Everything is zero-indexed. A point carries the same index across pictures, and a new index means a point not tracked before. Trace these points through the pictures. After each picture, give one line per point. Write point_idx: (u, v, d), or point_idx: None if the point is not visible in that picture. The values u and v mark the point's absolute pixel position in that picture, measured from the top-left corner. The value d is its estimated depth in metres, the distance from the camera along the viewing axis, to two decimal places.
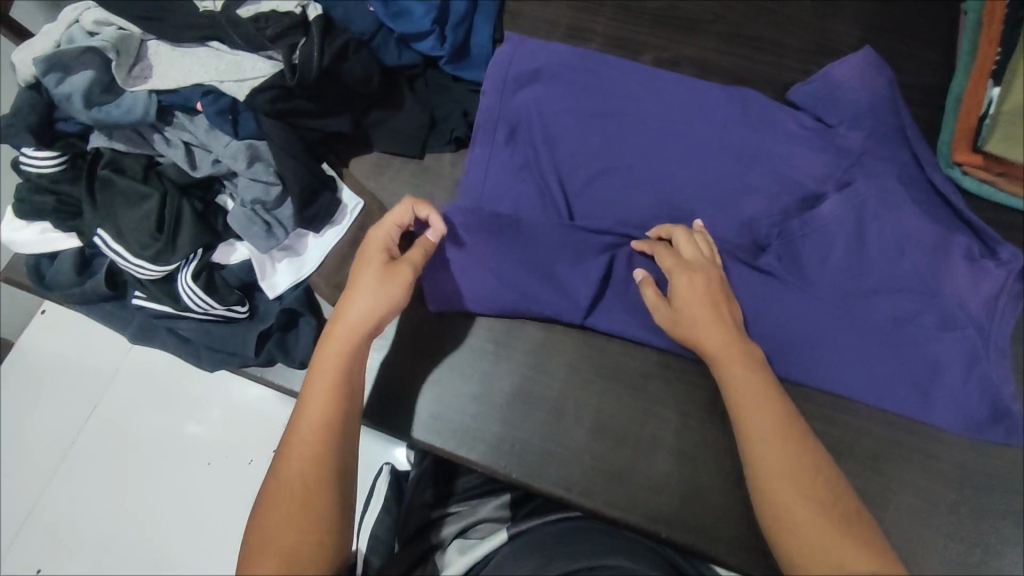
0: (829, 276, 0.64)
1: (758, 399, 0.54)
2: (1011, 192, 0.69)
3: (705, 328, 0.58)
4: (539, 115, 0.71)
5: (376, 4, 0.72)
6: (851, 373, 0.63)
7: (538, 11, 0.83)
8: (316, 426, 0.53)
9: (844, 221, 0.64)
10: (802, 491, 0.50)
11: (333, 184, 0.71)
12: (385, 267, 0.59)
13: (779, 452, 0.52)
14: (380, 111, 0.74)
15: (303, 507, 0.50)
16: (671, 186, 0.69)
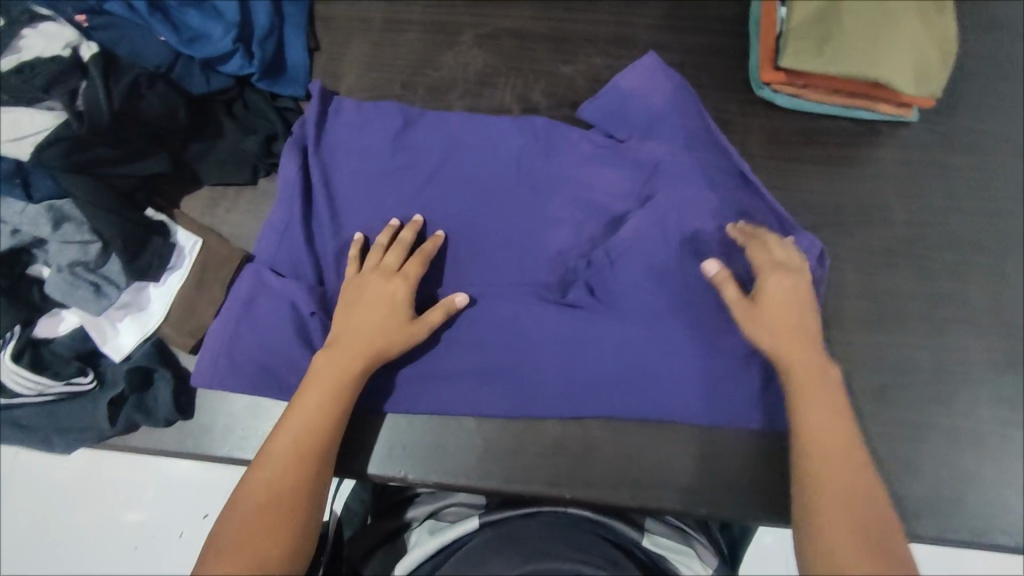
0: (639, 303, 0.65)
1: (839, 449, 0.54)
2: (816, 99, 0.73)
3: (794, 325, 0.59)
4: (331, 191, 0.69)
5: (166, 33, 0.69)
6: (662, 384, 0.64)
7: (348, 12, 0.81)
8: (302, 441, 0.56)
9: (647, 241, 0.66)
10: (849, 531, 0.50)
11: (164, 228, 0.67)
12: (383, 301, 0.62)
13: (841, 482, 0.52)
14: (200, 143, 0.71)
15: (259, 522, 0.52)
16: (483, 240, 0.69)
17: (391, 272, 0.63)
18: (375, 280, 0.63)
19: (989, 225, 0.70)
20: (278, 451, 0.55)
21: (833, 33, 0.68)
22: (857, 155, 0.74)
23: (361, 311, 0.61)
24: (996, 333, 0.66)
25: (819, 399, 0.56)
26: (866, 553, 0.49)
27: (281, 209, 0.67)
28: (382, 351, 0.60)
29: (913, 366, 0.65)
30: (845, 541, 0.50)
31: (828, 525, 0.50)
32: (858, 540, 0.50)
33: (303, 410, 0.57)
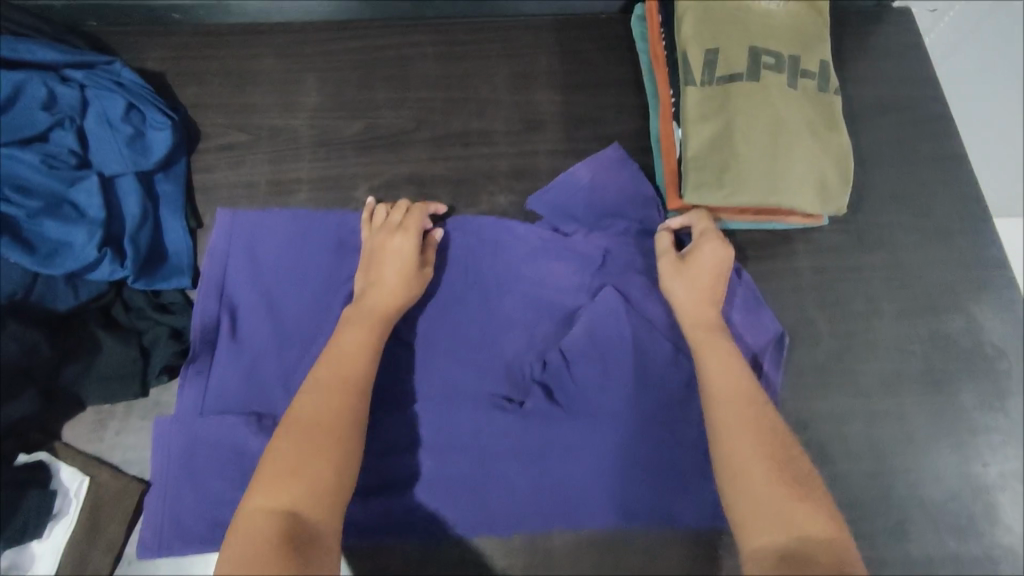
0: (602, 399, 0.65)
1: (723, 372, 0.58)
2: (728, 218, 0.71)
3: (710, 286, 0.64)
4: (273, 324, 0.66)
5: (16, 254, 0.61)
6: (628, 486, 0.63)
7: (231, 177, 0.76)
8: (343, 371, 0.56)
9: (607, 331, 0.67)
10: (752, 447, 0.52)
11: (41, 472, 0.60)
12: (399, 256, 0.64)
13: (727, 406, 0.55)
14: (74, 365, 0.64)
15: (312, 441, 0.50)
16: (443, 347, 0.67)
17: (393, 227, 0.65)
18: (381, 237, 0.65)
19: (909, 323, 0.71)
20: (320, 385, 0.54)
21: (730, 164, 0.66)
22: (775, 267, 0.73)
23: (387, 258, 0.64)
24: (935, 440, 0.66)
25: (713, 357, 0.60)
26: (772, 471, 0.51)
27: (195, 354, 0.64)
28: (394, 301, 0.62)
29: (853, 491, 0.65)
30: (748, 456, 0.52)
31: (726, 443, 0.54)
32: (770, 464, 0.51)
33: (338, 347, 0.58)
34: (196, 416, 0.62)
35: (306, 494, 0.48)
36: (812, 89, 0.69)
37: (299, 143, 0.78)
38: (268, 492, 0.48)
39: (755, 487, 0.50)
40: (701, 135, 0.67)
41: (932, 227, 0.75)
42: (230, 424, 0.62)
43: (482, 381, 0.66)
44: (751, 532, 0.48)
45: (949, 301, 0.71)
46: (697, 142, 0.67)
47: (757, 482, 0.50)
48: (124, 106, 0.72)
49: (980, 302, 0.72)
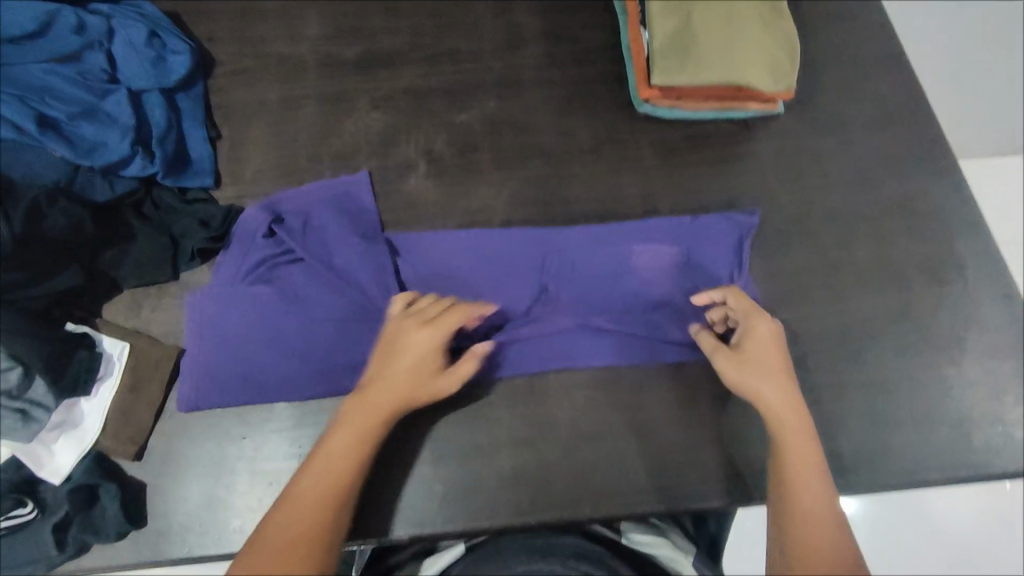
0: (593, 271, 0.73)
1: (808, 463, 0.58)
2: (693, 107, 0.80)
3: (761, 356, 0.62)
4: (303, 220, 0.74)
5: (61, 148, 0.69)
6: (611, 334, 0.70)
7: (245, 97, 0.84)
8: (344, 462, 0.57)
9: (604, 230, 0.75)
10: (822, 563, 0.52)
11: (87, 339, 0.66)
12: (426, 355, 0.61)
13: (806, 492, 0.56)
14: (113, 249, 0.71)
15: (303, 511, 0.54)
16: (442, 239, 0.74)
17: (426, 320, 0.63)
18: (411, 327, 0.62)
19: (863, 191, 0.78)
20: (316, 484, 0.56)
21: (692, 50, 0.75)
22: (740, 150, 0.80)
23: (398, 361, 0.61)
24: (891, 288, 0.73)
25: (791, 423, 0.59)
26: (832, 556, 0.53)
27: (232, 243, 0.73)
28: (410, 392, 0.60)
29: (822, 333, 0.71)
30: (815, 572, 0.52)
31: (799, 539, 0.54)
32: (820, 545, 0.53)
33: (334, 450, 0.58)
34: (228, 286, 0.70)
35: (284, 569, 0.51)
36: None
37: (304, 66, 0.86)
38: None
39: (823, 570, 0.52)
40: (665, 28, 0.76)
41: (882, 111, 0.82)
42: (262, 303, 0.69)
43: (480, 267, 0.73)
44: None
45: (898, 172, 0.79)
46: (662, 32, 0.76)
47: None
48: (147, 33, 0.78)
49: (925, 172, 0.79)
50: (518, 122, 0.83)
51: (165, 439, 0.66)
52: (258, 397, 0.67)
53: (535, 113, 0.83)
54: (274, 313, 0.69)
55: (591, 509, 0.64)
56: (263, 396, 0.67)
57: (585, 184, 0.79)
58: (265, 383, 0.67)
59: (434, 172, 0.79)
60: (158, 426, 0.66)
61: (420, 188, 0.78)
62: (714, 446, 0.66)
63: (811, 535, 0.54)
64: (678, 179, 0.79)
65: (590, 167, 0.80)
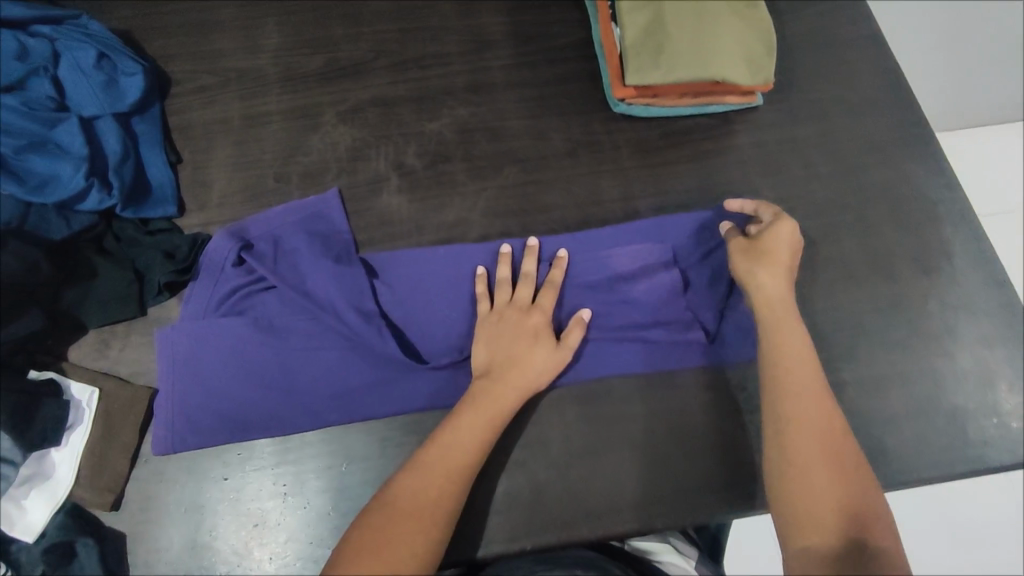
0: (582, 281, 0.71)
1: (815, 406, 0.59)
2: (671, 103, 0.78)
3: (779, 257, 0.66)
4: (275, 246, 0.71)
5: (10, 185, 0.65)
6: (601, 346, 0.68)
7: (205, 117, 0.80)
8: (462, 455, 0.58)
9: (590, 236, 0.73)
10: (816, 457, 0.56)
11: (53, 387, 0.63)
12: (538, 338, 0.65)
13: (806, 388, 0.60)
14: (75, 289, 0.68)
15: (404, 528, 0.54)
16: (416, 257, 0.71)
17: (526, 308, 0.67)
18: (512, 315, 0.66)
19: (847, 182, 0.76)
20: (432, 471, 0.57)
21: (665, 44, 0.72)
22: (719, 146, 0.78)
23: (525, 351, 0.64)
24: (880, 280, 0.72)
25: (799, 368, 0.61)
26: (831, 486, 0.55)
27: (203, 278, 0.69)
28: (531, 381, 0.63)
29: (813, 331, 0.69)
30: (797, 475, 0.56)
31: (796, 439, 0.57)
32: (828, 473, 0.56)
33: (456, 437, 0.59)
34: (197, 320, 0.68)
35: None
36: None
37: (265, 81, 0.82)
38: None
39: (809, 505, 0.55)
40: (636, 23, 0.74)
41: (861, 97, 0.80)
42: (234, 335, 0.67)
43: (458, 283, 0.70)
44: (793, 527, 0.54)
45: (881, 160, 0.77)
46: (633, 28, 0.74)
47: (817, 501, 0.55)
48: (95, 54, 0.74)
49: (907, 157, 0.77)
50: (492, 128, 0.80)
51: (141, 486, 0.63)
52: (238, 434, 0.64)
53: (508, 118, 0.81)
54: (248, 345, 0.66)
55: (588, 529, 0.62)
56: (243, 433, 0.64)
57: (564, 188, 0.77)
58: (245, 419, 0.64)
59: (406, 185, 0.76)
60: (133, 473, 0.63)
61: (394, 203, 0.75)
62: (709, 455, 0.65)
63: (801, 433, 0.58)
64: (659, 180, 0.77)
65: (567, 171, 0.78)
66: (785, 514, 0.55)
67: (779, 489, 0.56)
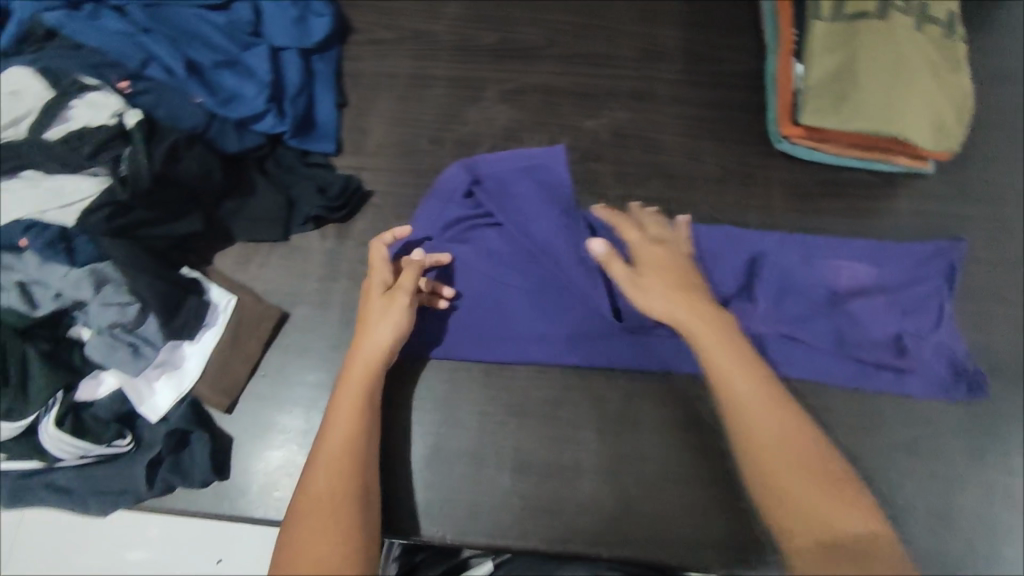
0: (792, 288, 0.71)
1: (764, 412, 0.53)
2: (836, 152, 0.76)
3: (671, 279, 0.61)
4: (500, 184, 0.73)
5: (203, 94, 0.70)
6: (818, 355, 0.69)
7: (376, 67, 0.84)
8: (334, 449, 0.57)
9: (786, 252, 0.73)
10: (794, 465, 0.51)
11: (198, 287, 0.67)
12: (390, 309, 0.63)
13: (761, 411, 0.53)
14: (234, 200, 0.72)
15: (317, 505, 0.53)
16: (635, 227, 0.73)
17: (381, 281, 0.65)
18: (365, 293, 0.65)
19: (1006, 274, 0.72)
20: (319, 462, 0.56)
21: (849, 94, 0.71)
22: (876, 207, 0.76)
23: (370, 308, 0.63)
24: (1017, 385, 0.69)
25: (729, 364, 0.55)
26: (820, 480, 0.50)
27: (430, 205, 0.73)
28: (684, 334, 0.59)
29: (936, 418, 0.67)
30: (780, 471, 0.51)
31: (765, 445, 0.52)
32: (821, 475, 0.50)
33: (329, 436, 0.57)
34: (443, 239, 0.72)
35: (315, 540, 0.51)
36: (937, 35, 0.72)
37: (437, 46, 0.85)
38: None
39: (807, 501, 0.49)
40: (825, 65, 0.72)
41: None
42: (492, 253, 0.71)
43: None
44: (796, 528, 0.48)
45: None
46: (821, 69, 0.72)
47: (806, 497, 0.49)
48: None
49: None
50: (647, 138, 0.80)
51: (257, 398, 0.67)
52: (480, 346, 0.68)
53: (665, 131, 0.80)
54: (500, 264, 0.71)
55: (665, 554, 0.62)
56: (486, 346, 0.68)
57: (706, 214, 0.76)
58: (481, 335, 0.69)
59: None
60: (251, 384, 0.67)
61: None
62: None
63: (762, 433, 0.52)
64: (808, 227, 0.75)
65: (713, 197, 0.77)
66: (782, 505, 0.50)
67: (764, 493, 0.51)
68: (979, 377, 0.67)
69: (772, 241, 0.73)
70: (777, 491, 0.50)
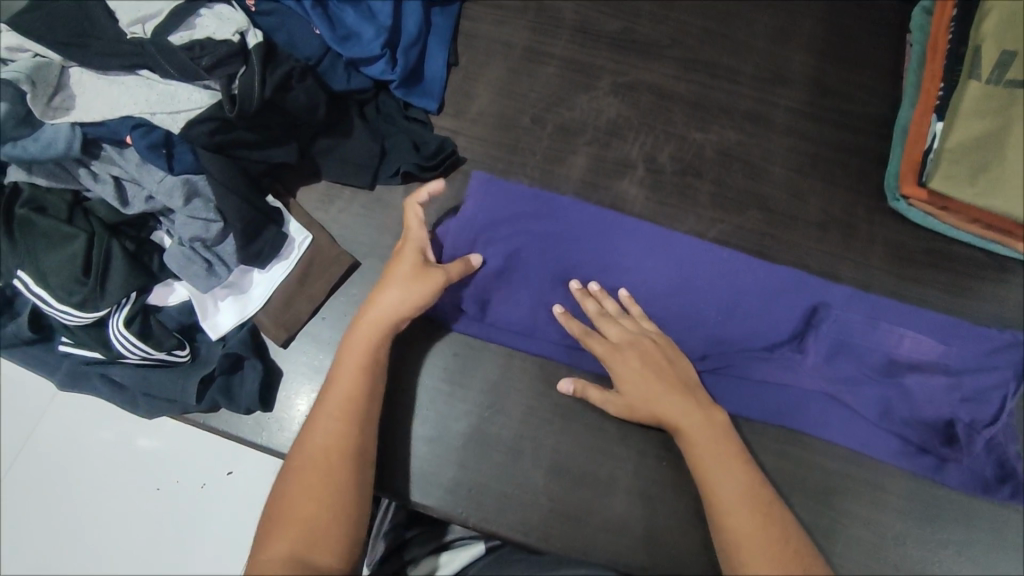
0: (849, 351, 0.68)
1: (724, 466, 0.57)
2: (954, 222, 0.71)
3: (643, 392, 0.61)
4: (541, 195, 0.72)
5: (322, 27, 0.69)
6: (863, 427, 0.66)
7: (493, 33, 0.81)
8: (337, 410, 0.58)
9: (852, 309, 0.69)
10: (745, 510, 0.55)
11: (279, 217, 0.68)
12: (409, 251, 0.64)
13: (710, 446, 0.58)
14: (329, 139, 0.71)
15: (315, 467, 0.55)
16: (698, 254, 0.71)
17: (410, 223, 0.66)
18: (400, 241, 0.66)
19: None
20: (321, 418, 0.58)
21: (990, 166, 0.65)
22: (983, 290, 0.71)
23: (396, 266, 0.63)
24: None
25: (694, 427, 0.59)
26: (759, 527, 0.54)
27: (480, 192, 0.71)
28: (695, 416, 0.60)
29: (996, 525, 0.63)
30: (739, 520, 0.54)
31: (724, 506, 0.55)
32: (755, 518, 0.54)
33: (332, 392, 0.59)
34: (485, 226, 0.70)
35: (308, 504, 0.54)
36: None
37: (559, 23, 0.81)
38: (277, 539, 0.53)
39: (743, 541, 0.54)
40: (969, 128, 0.67)
41: None
42: (552, 248, 0.70)
43: (739, 299, 0.70)
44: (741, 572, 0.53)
45: None
46: (964, 132, 0.67)
47: (745, 542, 0.53)
48: None
49: None
50: (754, 164, 0.76)
51: (313, 339, 0.67)
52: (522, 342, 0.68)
53: (774, 162, 0.76)
54: (554, 265, 0.70)
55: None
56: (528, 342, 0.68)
57: (799, 257, 0.72)
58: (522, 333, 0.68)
59: (649, 183, 0.75)
60: (309, 325, 0.67)
61: (631, 193, 0.74)
62: None
63: (720, 484, 0.56)
64: (905, 295, 0.71)
65: (810, 240, 0.73)
66: (724, 546, 0.54)
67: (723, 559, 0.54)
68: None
69: (842, 294, 0.70)
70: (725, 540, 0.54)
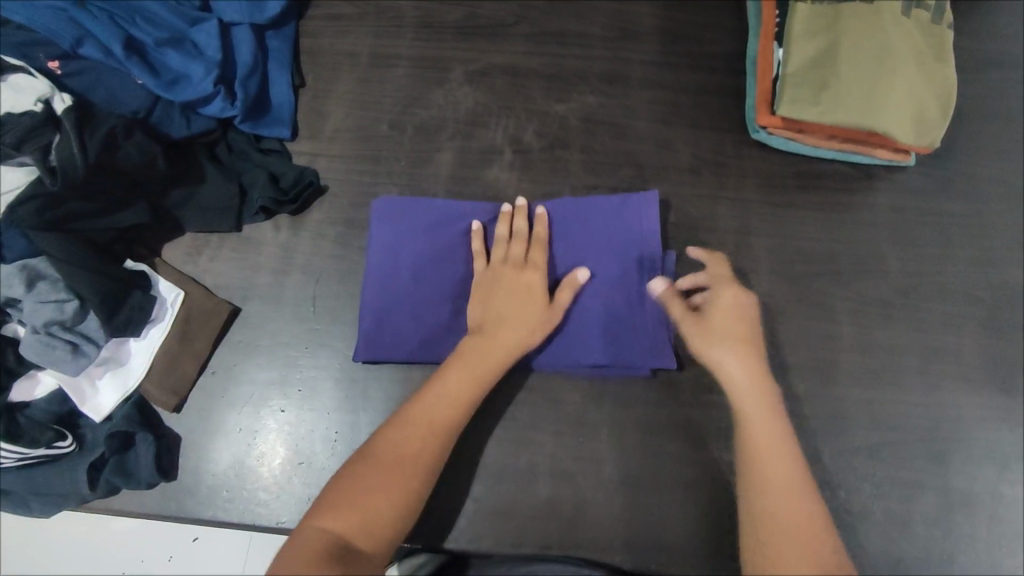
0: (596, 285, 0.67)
1: (785, 485, 0.54)
2: (815, 142, 0.72)
3: (743, 388, 0.59)
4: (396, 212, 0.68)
5: (143, 76, 0.66)
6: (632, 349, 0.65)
7: (334, 44, 0.78)
8: (445, 406, 0.58)
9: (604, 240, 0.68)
10: (794, 532, 0.52)
11: (143, 280, 0.65)
12: None
13: (773, 461, 0.56)
14: (182, 188, 0.68)
15: (380, 476, 0.54)
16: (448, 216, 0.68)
17: None
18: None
19: (981, 273, 0.70)
20: (419, 417, 0.57)
21: (830, 82, 0.68)
22: (853, 201, 0.73)
23: None
24: (988, 390, 0.67)
25: (760, 431, 0.57)
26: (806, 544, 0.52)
27: None
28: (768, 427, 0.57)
29: (902, 422, 0.66)
30: (783, 540, 0.52)
31: (776, 523, 0.53)
32: (806, 538, 0.52)
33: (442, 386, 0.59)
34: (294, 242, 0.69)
35: (358, 528, 0.52)
36: (923, 20, 0.69)
37: (400, 20, 0.79)
38: (334, 513, 0.52)
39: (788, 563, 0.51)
40: (804, 51, 0.68)
41: None
42: (380, 254, 0.67)
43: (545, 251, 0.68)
44: None
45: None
46: (802, 55, 0.69)
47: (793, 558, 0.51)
48: None
49: None
50: (618, 125, 0.76)
51: (205, 397, 0.65)
52: (389, 338, 0.65)
53: (636, 118, 0.76)
54: (404, 262, 0.67)
55: (618, 558, 0.61)
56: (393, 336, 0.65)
57: (676, 208, 0.73)
58: (390, 330, 0.65)
59: (519, 164, 0.74)
60: (199, 382, 0.65)
61: (502, 178, 0.74)
62: None
63: (773, 510, 0.54)
64: (783, 221, 0.72)
65: (685, 188, 0.74)
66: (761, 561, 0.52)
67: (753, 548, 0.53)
68: (932, 384, 0.67)
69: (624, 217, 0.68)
70: (791, 522, 0.53)
